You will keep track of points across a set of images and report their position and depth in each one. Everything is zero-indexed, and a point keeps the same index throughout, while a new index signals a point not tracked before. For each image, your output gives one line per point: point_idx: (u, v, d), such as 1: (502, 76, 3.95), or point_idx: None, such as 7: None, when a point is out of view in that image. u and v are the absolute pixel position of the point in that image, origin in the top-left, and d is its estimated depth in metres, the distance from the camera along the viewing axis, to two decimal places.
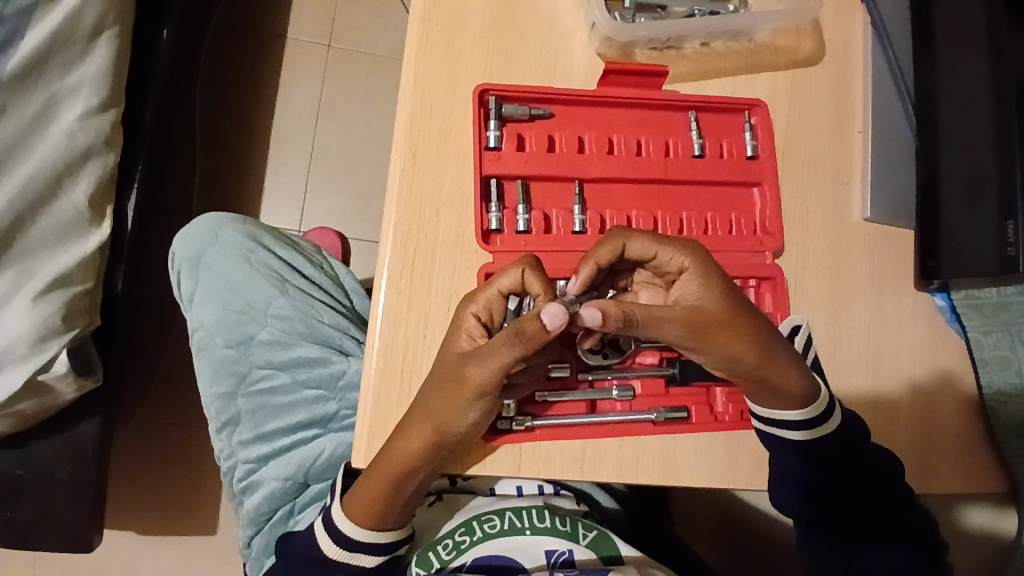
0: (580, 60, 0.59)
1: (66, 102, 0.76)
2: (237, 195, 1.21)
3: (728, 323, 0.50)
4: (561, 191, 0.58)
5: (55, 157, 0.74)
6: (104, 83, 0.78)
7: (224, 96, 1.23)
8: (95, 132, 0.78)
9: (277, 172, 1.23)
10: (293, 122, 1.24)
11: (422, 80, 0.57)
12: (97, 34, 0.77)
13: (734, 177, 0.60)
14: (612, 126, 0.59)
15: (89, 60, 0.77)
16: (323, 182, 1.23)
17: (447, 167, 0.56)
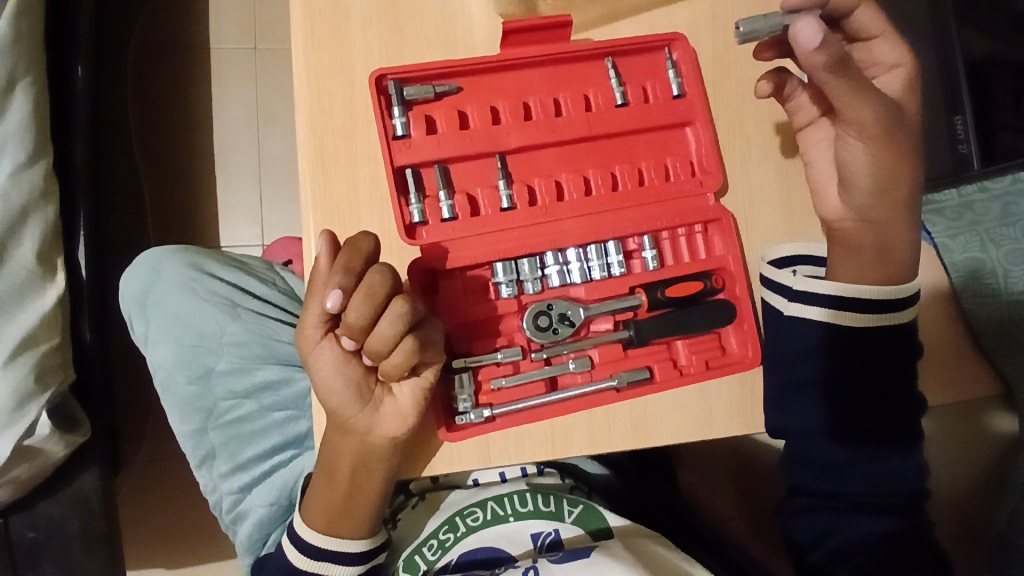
0: (482, 25, 0.55)
1: None
2: (192, 219, 1.18)
3: (885, 154, 0.50)
4: (482, 168, 0.55)
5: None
6: (28, 135, 0.75)
7: (157, 119, 1.18)
8: (29, 188, 0.75)
9: (227, 190, 1.19)
10: (234, 135, 1.20)
11: (317, 78, 0.53)
12: (11, 87, 0.74)
13: (662, 120, 0.57)
14: (526, 90, 0.56)
15: (9, 114, 0.74)
16: (277, 191, 1.20)
17: (359, 164, 0.53)
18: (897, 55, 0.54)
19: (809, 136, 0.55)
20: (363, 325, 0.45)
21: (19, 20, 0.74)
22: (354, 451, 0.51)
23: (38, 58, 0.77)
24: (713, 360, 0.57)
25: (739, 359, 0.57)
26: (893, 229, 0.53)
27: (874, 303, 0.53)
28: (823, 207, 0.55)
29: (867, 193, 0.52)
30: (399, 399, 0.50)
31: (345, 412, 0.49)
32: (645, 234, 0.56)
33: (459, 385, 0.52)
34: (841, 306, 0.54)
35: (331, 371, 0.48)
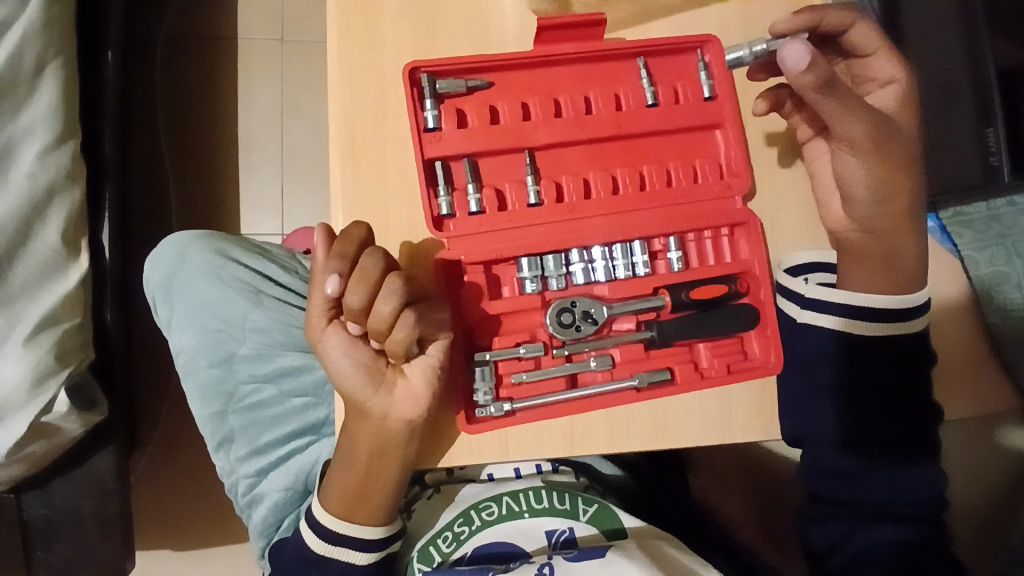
0: (513, 20, 0.55)
1: (22, 142, 0.74)
2: (214, 207, 1.19)
3: (876, 163, 0.54)
4: (510, 164, 0.55)
5: (20, 199, 0.73)
6: (56, 118, 0.77)
7: (183, 107, 1.20)
8: (56, 169, 0.76)
9: (250, 179, 1.20)
10: (258, 125, 1.21)
11: (349, 69, 0.53)
12: (41, 71, 0.75)
13: (691, 122, 0.57)
14: (556, 86, 0.56)
15: (38, 98, 0.75)
16: (298, 181, 1.21)
17: (389, 156, 0.53)
18: (891, 71, 0.56)
19: (812, 150, 0.57)
20: (363, 308, 0.45)
21: (50, 5, 0.76)
22: (373, 438, 0.51)
23: (69, 42, 0.79)
24: (735, 365, 0.57)
25: (760, 365, 0.57)
26: (898, 234, 0.56)
27: (884, 312, 0.55)
28: (826, 219, 0.57)
29: (864, 200, 0.55)
30: (411, 381, 0.50)
31: (361, 398, 0.50)
32: (671, 235, 0.56)
33: (481, 376, 0.52)
34: (851, 314, 0.55)
35: (339, 355, 0.50)
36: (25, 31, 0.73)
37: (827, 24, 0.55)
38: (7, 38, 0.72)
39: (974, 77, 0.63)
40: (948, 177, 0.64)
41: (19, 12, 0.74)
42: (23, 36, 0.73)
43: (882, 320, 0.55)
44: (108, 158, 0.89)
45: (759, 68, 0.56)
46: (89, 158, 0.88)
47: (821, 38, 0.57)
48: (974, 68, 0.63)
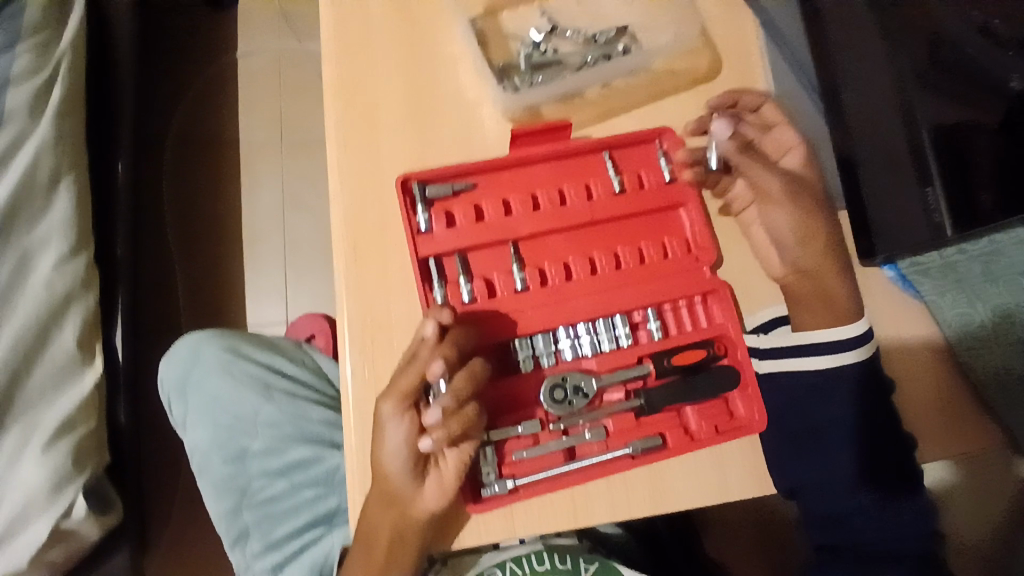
0: (492, 126, 0.63)
1: (40, 255, 0.84)
2: (220, 301, 1.27)
3: (798, 214, 0.64)
4: (497, 256, 0.60)
5: (38, 307, 0.81)
6: (71, 229, 0.86)
7: (192, 210, 1.31)
8: (72, 276, 0.85)
9: (254, 269, 1.30)
10: (261, 219, 1.32)
11: (348, 180, 0.60)
12: (56, 182, 0.87)
13: (657, 204, 0.63)
14: (534, 183, 0.62)
15: (52, 210, 0.86)
16: (300, 269, 1.29)
17: (388, 257, 0.59)
18: (795, 139, 0.68)
19: (747, 215, 0.64)
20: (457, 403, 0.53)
21: (61, 121, 0.89)
22: (393, 521, 0.55)
23: (80, 156, 0.91)
24: (722, 425, 0.60)
25: (746, 422, 0.59)
26: (831, 280, 0.62)
27: (834, 345, 0.60)
28: (767, 268, 0.63)
29: (794, 245, 0.63)
30: (443, 471, 0.54)
31: (394, 481, 0.53)
32: (649, 307, 0.61)
33: (483, 454, 0.56)
34: (806, 352, 0.61)
35: (399, 437, 0.52)
36: (39, 148, 0.86)
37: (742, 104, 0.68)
38: (23, 157, 0.85)
39: (911, 135, 0.62)
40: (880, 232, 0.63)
41: (33, 131, 0.87)
42: (37, 153, 0.86)
43: (838, 353, 0.60)
44: (120, 263, 0.97)
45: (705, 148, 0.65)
46: (105, 264, 0.97)
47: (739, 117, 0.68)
48: (902, 130, 0.63)
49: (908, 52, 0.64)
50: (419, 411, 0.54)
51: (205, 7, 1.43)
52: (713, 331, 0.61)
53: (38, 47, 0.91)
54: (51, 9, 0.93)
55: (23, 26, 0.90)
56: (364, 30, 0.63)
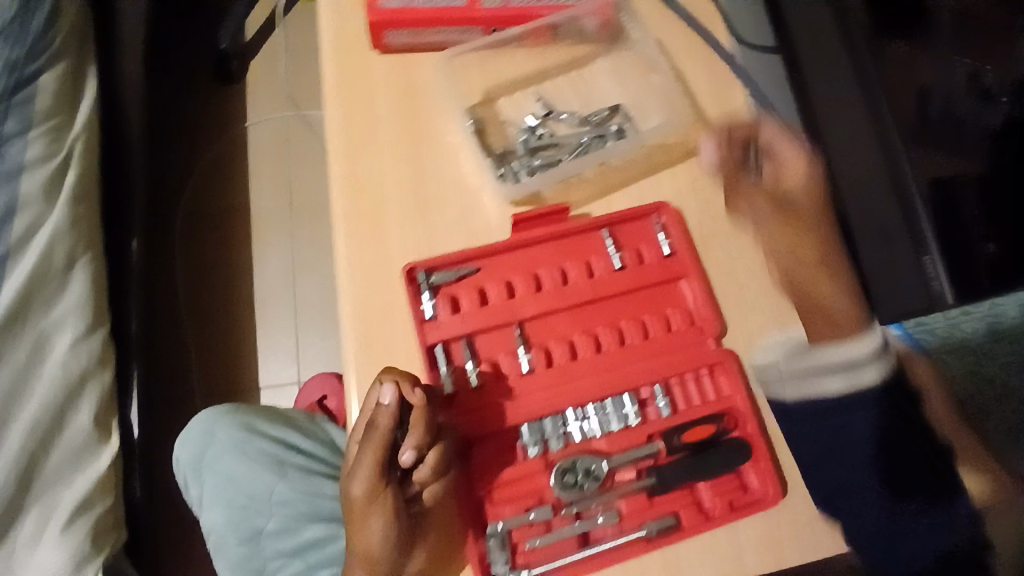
0: (494, 210, 0.65)
1: (57, 335, 0.85)
2: (236, 365, 1.34)
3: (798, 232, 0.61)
4: (503, 338, 0.61)
5: (52, 392, 0.82)
6: (86, 308, 0.89)
7: (208, 279, 1.39)
8: (87, 356, 0.87)
9: (266, 331, 1.37)
10: (273, 283, 1.40)
11: (357, 271, 0.62)
12: (72, 265, 0.90)
13: (657, 278, 0.64)
14: (535, 263, 0.64)
15: (68, 291, 0.88)
16: (311, 331, 1.37)
17: (396, 344, 0.60)
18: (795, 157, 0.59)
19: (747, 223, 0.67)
20: (429, 473, 0.53)
21: (75, 205, 0.93)
22: None
23: (95, 238, 0.95)
24: (736, 501, 0.59)
25: (760, 497, 0.59)
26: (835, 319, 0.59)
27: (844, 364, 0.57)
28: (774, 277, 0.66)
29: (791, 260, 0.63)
30: None
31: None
32: (656, 383, 0.61)
33: (489, 545, 0.55)
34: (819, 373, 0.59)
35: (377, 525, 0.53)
36: (53, 234, 0.89)
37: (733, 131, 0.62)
38: (39, 243, 0.87)
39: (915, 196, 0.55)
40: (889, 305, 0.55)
41: (48, 217, 0.89)
42: (53, 239, 0.88)
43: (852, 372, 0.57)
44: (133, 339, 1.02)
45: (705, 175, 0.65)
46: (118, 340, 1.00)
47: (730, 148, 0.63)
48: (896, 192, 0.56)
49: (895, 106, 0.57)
50: (392, 487, 0.53)
51: (216, 84, 1.51)
52: (722, 402, 0.62)
53: (51, 134, 0.94)
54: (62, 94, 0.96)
55: (35, 111, 0.93)
56: (370, 126, 0.66)
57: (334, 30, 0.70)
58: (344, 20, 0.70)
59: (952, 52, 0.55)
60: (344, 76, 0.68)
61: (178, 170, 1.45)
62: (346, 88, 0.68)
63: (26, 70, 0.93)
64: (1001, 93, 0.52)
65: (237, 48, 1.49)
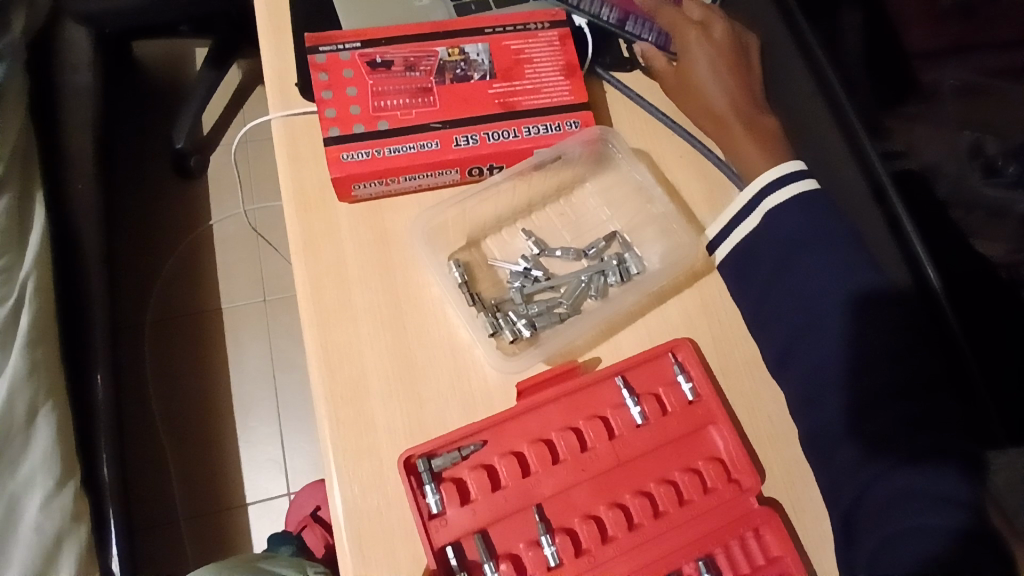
0: (493, 371, 0.58)
1: (26, 497, 0.79)
2: (220, 481, 1.25)
3: (756, 128, 0.64)
4: (520, 525, 0.54)
5: (27, 558, 0.76)
6: (53, 462, 0.81)
7: (181, 390, 1.30)
8: (60, 514, 0.80)
9: (250, 441, 1.28)
10: (251, 386, 1.31)
11: (345, 462, 0.54)
12: (33, 418, 0.81)
13: (683, 430, 0.58)
14: (547, 427, 0.57)
15: (32, 448, 0.81)
16: (298, 435, 1.29)
17: (398, 547, 0.52)
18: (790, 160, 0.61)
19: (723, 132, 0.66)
20: None
21: (33, 349, 0.84)
22: None
23: (58, 381, 0.86)
24: None
25: None
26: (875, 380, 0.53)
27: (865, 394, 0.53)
28: (705, 96, 0.66)
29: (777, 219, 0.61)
30: None
31: None
32: (698, 557, 0.55)
33: None
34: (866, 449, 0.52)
35: None
36: (10, 387, 0.81)
37: (715, 100, 0.66)
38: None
39: (910, 268, 0.54)
40: (922, 430, 0.50)
41: (5, 367, 0.81)
42: (12, 391, 0.81)
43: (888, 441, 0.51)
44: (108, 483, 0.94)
45: (721, 228, 0.62)
46: (89, 487, 0.91)
47: (735, 135, 0.65)
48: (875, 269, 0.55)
49: (873, 183, 0.56)
50: None
51: (173, 177, 1.43)
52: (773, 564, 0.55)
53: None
54: (9, 230, 0.88)
55: None
56: (343, 290, 0.60)
57: (292, 180, 0.64)
58: (302, 169, 0.64)
59: (944, 126, 0.52)
60: (308, 234, 0.62)
61: (141, 273, 1.36)
62: (313, 250, 0.61)
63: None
64: (1008, 169, 0.48)
65: (195, 143, 1.41)
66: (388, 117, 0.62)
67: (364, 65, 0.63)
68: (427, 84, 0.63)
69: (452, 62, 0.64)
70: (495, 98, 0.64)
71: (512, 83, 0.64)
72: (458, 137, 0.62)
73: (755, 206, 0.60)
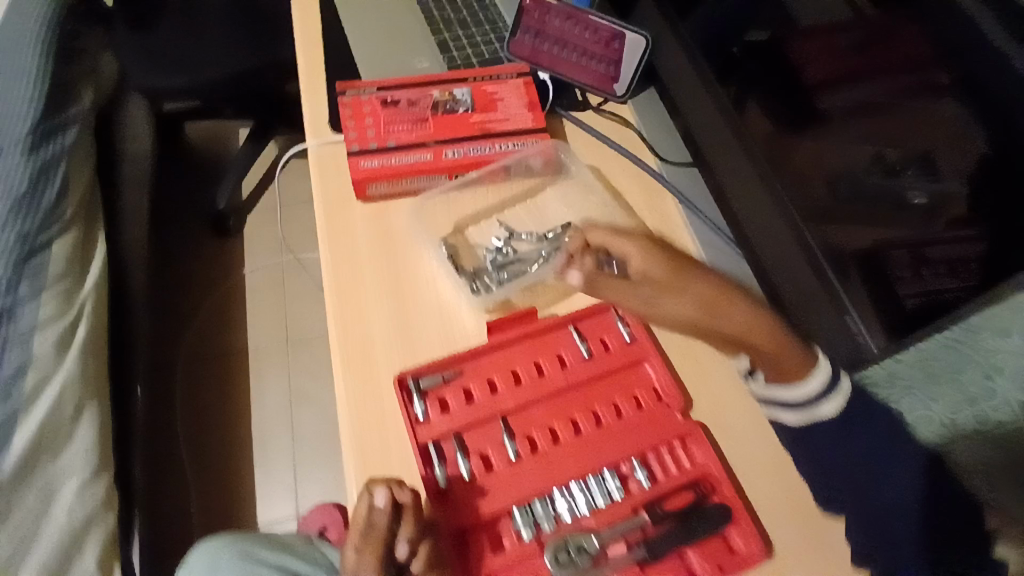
0: (472, 322, 0.75)
1: (63, 484, 0.90)
2: (235, 504, 1.36)
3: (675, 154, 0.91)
4: (489, 433, 0.67)
5: (57, 540, 0.86)
6: (92, 451, 0.94)
7: (205, 418, 1.44)
8: (91, 501, 0.91)
9: (264, 466, 1.40)
10: (269, 418, 1.45)
11: (352, 386, 0.70)
12: (79, 413, 0.95)
13: (622, 363, 0.72)
14: (512, 361, 0.72)
15: (77, 437, 0.94)
16: (309, 463, 1.40)
17: (393, 448, 0.66)
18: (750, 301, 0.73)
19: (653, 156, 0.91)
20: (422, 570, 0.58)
21: (85, 358, 1.00)
22: None
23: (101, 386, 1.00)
24: (724, 562, 0.63)
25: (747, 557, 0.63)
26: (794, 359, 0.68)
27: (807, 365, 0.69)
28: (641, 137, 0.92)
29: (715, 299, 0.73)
30: None
31: None
32: (633, 457, 0.67)
33: None
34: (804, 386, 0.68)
35: None
36: (63, 385, 0.95)
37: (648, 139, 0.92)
38: (49, 395, 0.93)
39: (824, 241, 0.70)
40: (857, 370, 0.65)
41: (58, 370, 0.96)
42: (63, 391, 0.94)
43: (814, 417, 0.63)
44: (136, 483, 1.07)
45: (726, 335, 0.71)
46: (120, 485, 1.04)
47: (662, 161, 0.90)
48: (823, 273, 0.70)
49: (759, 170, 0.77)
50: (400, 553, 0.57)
51: (212, 235, 1.65)
52: (700, 467, 0.67)
53: (62, 295, 1.02)
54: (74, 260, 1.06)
55: (47, 276, 1.01)
56: (356, 263, 0.78)
57: (322, 188, 0.83)
58: (329, 180, 0.84)
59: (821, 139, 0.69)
60: (331, 224, 0.80)
61: (178, 316, 1.55)
62: (334, 235, 0.80)
63: (37, 241, 1.02)
64: None
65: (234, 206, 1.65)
66: (395, 137, 0.83)
67: (378, 103, 0.84)
68: (424, 115, 0.84)
69: (442, 100, 0.86)
70: (475, 125, 0.85)
71: (487, 114, 0.86)
72: (446, 150, 0.82)
73: (806, 408, 0.63)
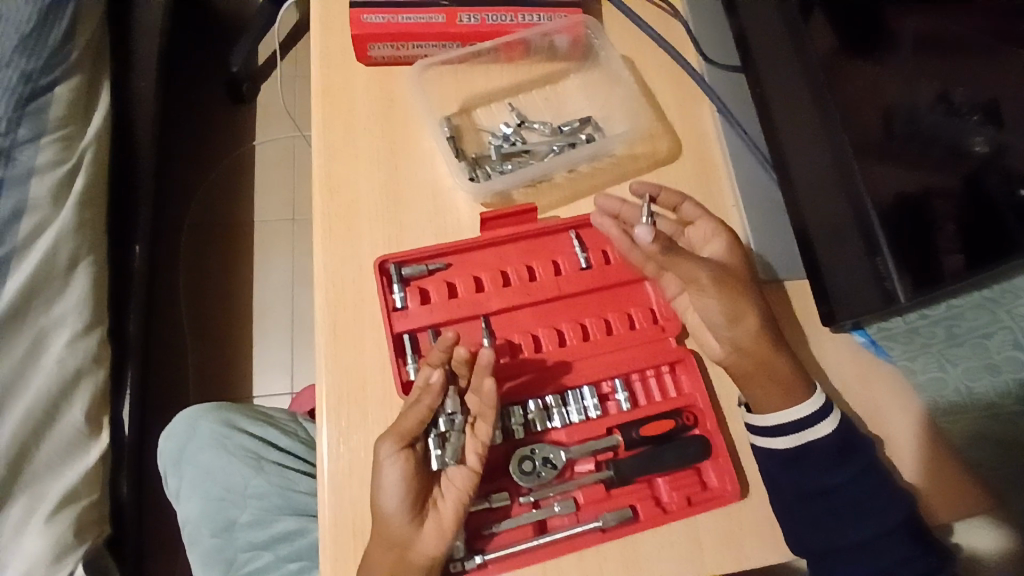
0: (467, 212, 0.69)
1: (55, 333, 0.88)
2: (234, 373, 1.38)
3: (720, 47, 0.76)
4: (468, 331, 0.64)
5: (50, 387, 0.85)
6: (84, 306, 0.91)
7: (208, 287, 1.43)
8: (83, 352, 0.89)
9: (264, 342, 1.40)
10: (271, 296, 1.44)
11: (331, 262, 0.65)
12: (73, 265, 0.91)
13: (621, 277, 0.66)
14: (503, 260, 0.66)
15: (69, 290, 0.90)
16: (307, 345, 1.41)
17: (368, 332, 0.62)
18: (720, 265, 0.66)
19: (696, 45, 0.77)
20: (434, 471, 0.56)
21: (82, 210, 0.93)
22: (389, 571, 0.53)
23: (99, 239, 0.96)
24: (695, 495, 0.61)
25: (720, 492, 0.61)
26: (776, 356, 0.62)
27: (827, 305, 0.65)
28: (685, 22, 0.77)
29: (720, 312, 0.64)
30: (443, 513, 0.55)
31: (391, 524, 0.54)
32: (616, 377, 0.64)
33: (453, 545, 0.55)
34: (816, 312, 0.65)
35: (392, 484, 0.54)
36: (58, 236, 0.89)
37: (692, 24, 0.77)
38: (43, 244, 0.88)
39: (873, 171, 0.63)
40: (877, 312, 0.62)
41: (57, 219, 0.90)
42: (58, 241, 0.89)
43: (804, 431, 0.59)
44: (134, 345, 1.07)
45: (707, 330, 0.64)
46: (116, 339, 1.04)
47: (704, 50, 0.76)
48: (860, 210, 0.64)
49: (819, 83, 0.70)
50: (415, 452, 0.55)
51: (225, 100, 1.57)
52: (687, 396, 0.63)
53: (63, 142, 0.93)
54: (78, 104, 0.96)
55: (49, 120, 0.93)
56: (351, 132, 0.71)
57: (321, 44, 0.75)
58: (331, 36, 0.75)
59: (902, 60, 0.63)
60: (328, 85, 0.73)
61: (186, 181, 1.50)
62: (329, 98, 0.72)
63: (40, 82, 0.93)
64: None
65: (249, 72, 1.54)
66: None
67: None
68: None
69: None
70: None
71: None
72: (463, 15, 0.73)
73: (802, 429, 0.60)
